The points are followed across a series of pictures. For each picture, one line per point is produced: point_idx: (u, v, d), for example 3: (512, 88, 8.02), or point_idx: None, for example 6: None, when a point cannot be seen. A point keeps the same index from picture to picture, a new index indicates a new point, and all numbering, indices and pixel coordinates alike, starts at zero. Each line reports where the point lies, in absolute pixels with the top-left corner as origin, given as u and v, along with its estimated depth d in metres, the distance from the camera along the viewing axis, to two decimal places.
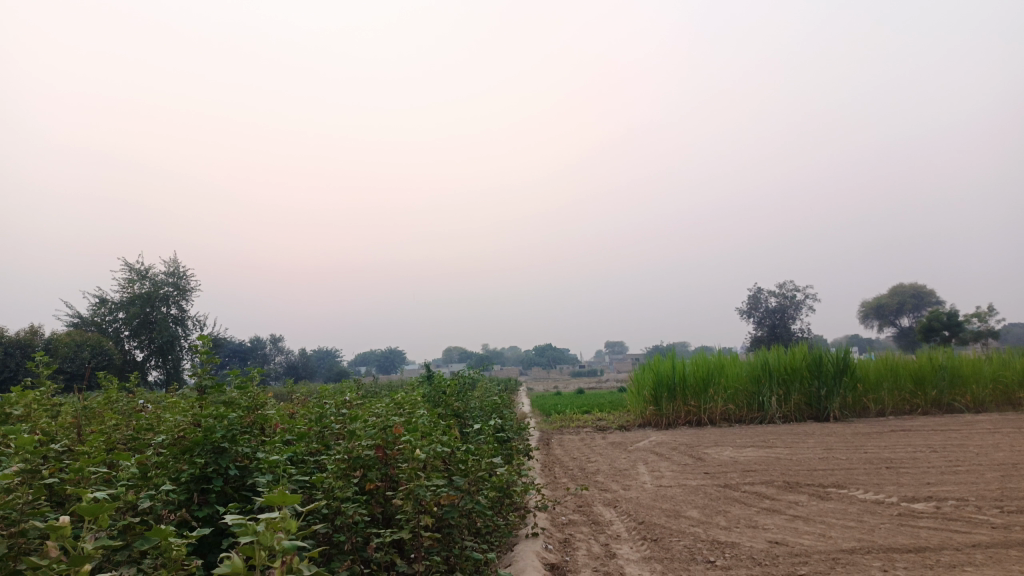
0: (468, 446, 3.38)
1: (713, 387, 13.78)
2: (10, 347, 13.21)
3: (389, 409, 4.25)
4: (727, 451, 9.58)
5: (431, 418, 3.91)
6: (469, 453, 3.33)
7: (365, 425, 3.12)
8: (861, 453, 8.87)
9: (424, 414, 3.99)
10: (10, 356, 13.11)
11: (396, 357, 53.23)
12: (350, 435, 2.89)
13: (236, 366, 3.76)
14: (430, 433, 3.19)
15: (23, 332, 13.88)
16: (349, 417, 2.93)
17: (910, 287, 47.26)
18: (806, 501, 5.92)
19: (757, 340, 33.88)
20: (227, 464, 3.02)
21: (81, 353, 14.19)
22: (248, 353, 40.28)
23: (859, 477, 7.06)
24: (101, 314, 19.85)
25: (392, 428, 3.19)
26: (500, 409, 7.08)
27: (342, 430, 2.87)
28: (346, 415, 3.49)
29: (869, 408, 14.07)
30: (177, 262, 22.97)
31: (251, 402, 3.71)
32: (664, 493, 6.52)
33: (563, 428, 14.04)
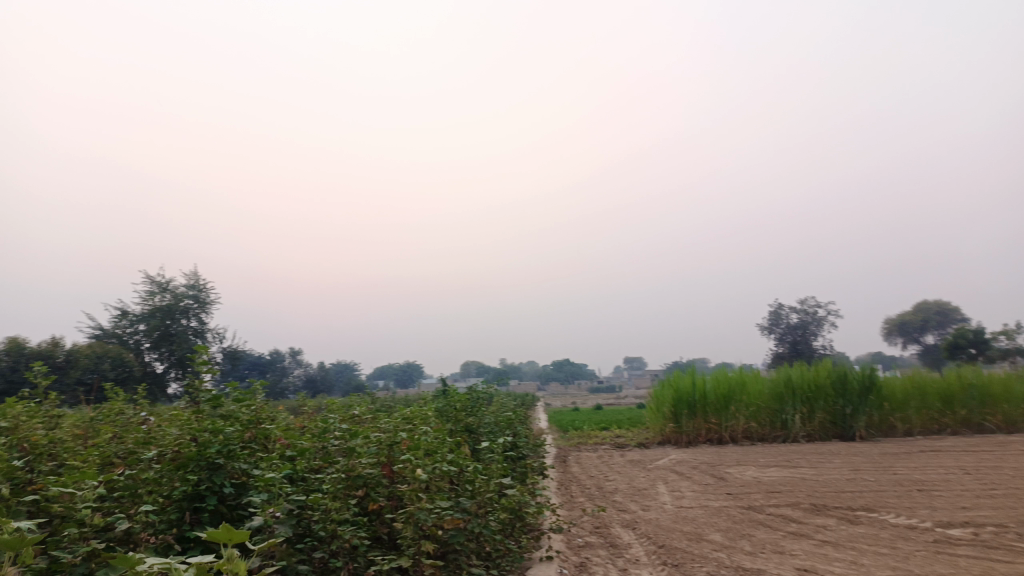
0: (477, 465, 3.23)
1: (735, 404, 13.45)
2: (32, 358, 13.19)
3: (397, 425, 4.09)
4: (750, 470, 9.29)
5: (440, 435, 3.74)
6: (478, 472, 3.16)
7: (367, 442, 2.96)
8: (890, 475, 8.54)
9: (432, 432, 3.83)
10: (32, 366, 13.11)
11: (413, 371, 53.14)
12: (350, 453, 2.75)
13: (235, 377, 3.59)
14: (436, 451, 3.04)
15: (45, 343, 13.86)
16: (350, 433, 2.80)
17: (934, 303, 46.44)
18: (835, 525, 5.65)
19: (778, 357, 33.37)
20: (221, 482, 2.85)
21: (100, 365, 14.18)
22: (267, 366, 40.37)
23: (890, 500, 6.76)
24: (122, 326, 19.92)
25: (396, 446, 3.02)
26: (515, 425, 6.87)
27: (342, 447, 2.73)
28: (349, 430, 3.33)
29: (896, 428, 13.67)
30: (198, 275, 23.07)
31: (251, 415, 3.54)
32: (685, 514, 6.26)
33: (581, 445, 13.77)
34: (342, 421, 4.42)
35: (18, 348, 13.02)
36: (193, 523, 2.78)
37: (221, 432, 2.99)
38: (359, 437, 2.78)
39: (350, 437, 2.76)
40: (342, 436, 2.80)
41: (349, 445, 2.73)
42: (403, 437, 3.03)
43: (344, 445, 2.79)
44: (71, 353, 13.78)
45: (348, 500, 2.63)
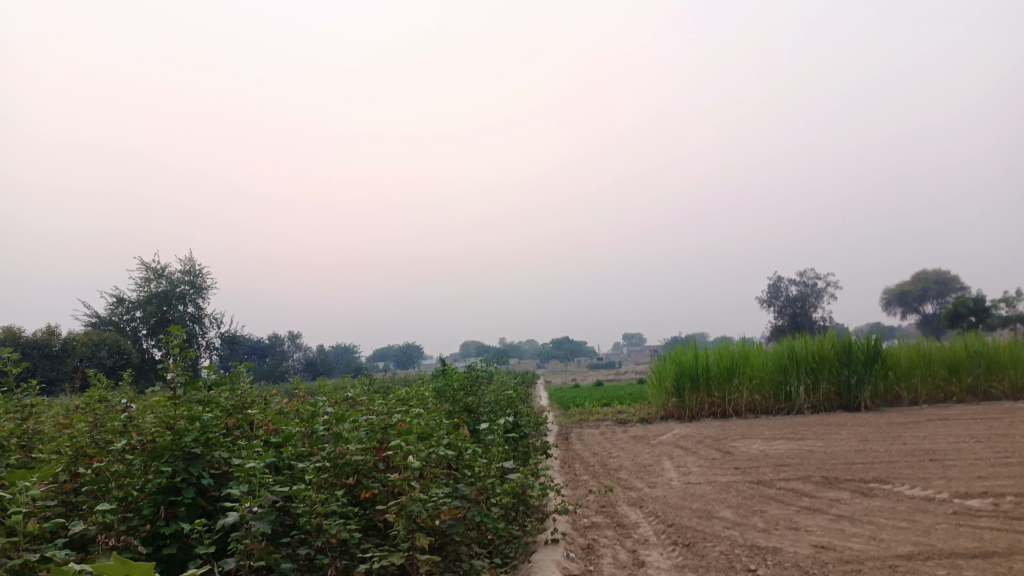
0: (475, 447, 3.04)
1: (738, 377, 13.26)
2: (29, 348, 12.97)
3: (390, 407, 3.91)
4: (756, 443, 9.13)
5: (436, 416, 3.52)
6: (477, 456, 2.94)
7: (355, 427, 2.74)
8: (900, 445, 8.36)
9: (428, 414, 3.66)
10: (28, 356, 12.85)
11: (413, 352, 52.96)
12: (337, 439, 2.54)
13: (213, 360, 3.36)
14: (431, 434, 2.84)
15: (41, 332, 13.60)
16: (337, 416, 2.59)
17: (933, 272, 46.25)
18: (849, 499, 5.46)
19: (778, 330, 33.24)
20: (199, 473, 2.64)
21: (97, 353, 13.96)
22: (266, 350, 40.22)
23: (903, 471, 6.57)
24: (119, 313, 19.68)
25: (387, 431, 2.80)
26: (517, 403, 6.66)
27: (330, 434, 2.52)
28: (338, 413, 3.11)
29: (901, 397, 13.51)
30: (193, 261, 22.83)
31: (234, 400, 3.34)
32: (693, 490, 6.07)
33: (582, 422, 13.61)
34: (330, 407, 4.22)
35: (13, 337, 12.79)
36: (168, 518, 2.58)
37: (200, 419, 2.78)
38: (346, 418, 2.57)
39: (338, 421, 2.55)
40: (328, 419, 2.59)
41: (337, 431, 2.52)
42: (396, 420, 2.83)
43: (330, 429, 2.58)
44: (67, 341, 13.55)
45: (334, 491, 2.42)
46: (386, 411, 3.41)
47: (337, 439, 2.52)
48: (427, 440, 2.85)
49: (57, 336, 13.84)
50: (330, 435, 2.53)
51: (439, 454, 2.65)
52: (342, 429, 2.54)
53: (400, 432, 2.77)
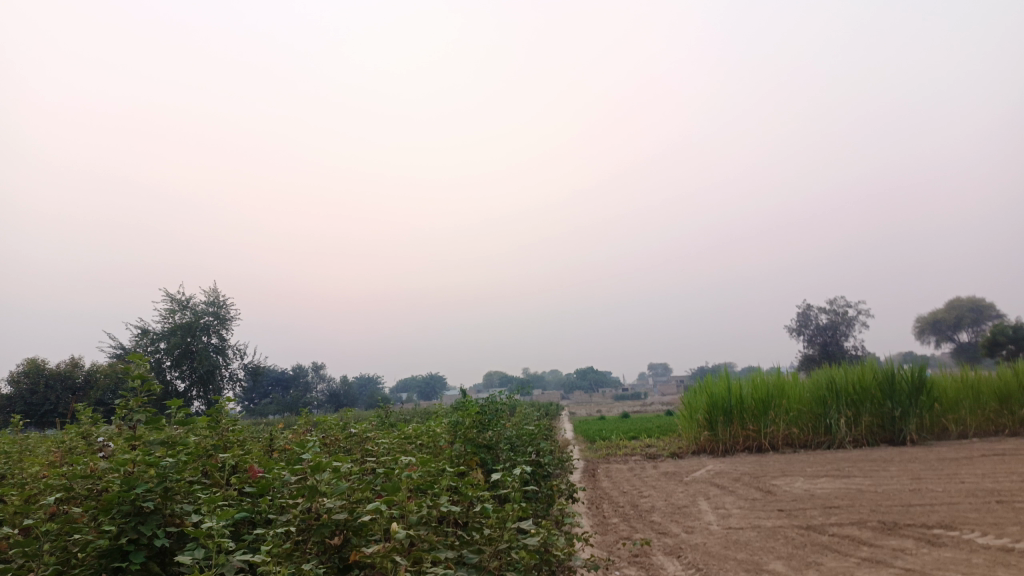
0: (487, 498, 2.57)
1: (774, 410, 12.58)
2: (50, 380, 12.71)
3: (389, 451, 3.45)
4: (799, 481, 8.49)
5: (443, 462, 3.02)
6: (491, 514, 2.42)
7: (338, 477, 2.23)
8: (959, 483, 7.66)
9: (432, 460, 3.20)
10: (51, 388, 12.64)
11: (437, 383, 52.50)
12: (314, 492, 2.05)
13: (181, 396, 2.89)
14: (434, 487, 2.33)
15: (64, 364, 13.34)
16: (316, 461, 2.13)
17: (968, 299, 44.89)
18: (915, 549, 4.84)
19: (808, 360, 32.29)
20: (152, 531, 2.16)
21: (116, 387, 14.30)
22: (290, 381, 40.12)
23: (969, 515, 5.91)
24: (143, 344, 19.52)
25: (380, 484, 2.30)
26: (540, 439, 6.17)
27: (304, 486, 2.05)
28: (325, 456, 2.61)
29: (949, 431, 12.73)
30: (217, 292, 22.71)
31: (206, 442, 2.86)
32: (735, 537, 5.48)
33: (609, 457, 13.02)
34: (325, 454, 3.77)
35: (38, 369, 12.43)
36: None
37: (158, 464, 2.34)
38: (327, 461, 2.11)
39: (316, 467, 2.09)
40: (304, 466, 2.13)
41: (314, 483, 2.05)
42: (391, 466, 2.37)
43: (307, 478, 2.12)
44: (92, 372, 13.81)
45: (305, 560, 1.92)
46: (383, 457, 2.92)
47: (314, 493, 2.05)
48: (429, 492, 2.37)
49: (81, 368, 13.51)
50: (305, 487, 2.06)
51: (439, 511, 2.17)
52: (321, 480, 2.07)
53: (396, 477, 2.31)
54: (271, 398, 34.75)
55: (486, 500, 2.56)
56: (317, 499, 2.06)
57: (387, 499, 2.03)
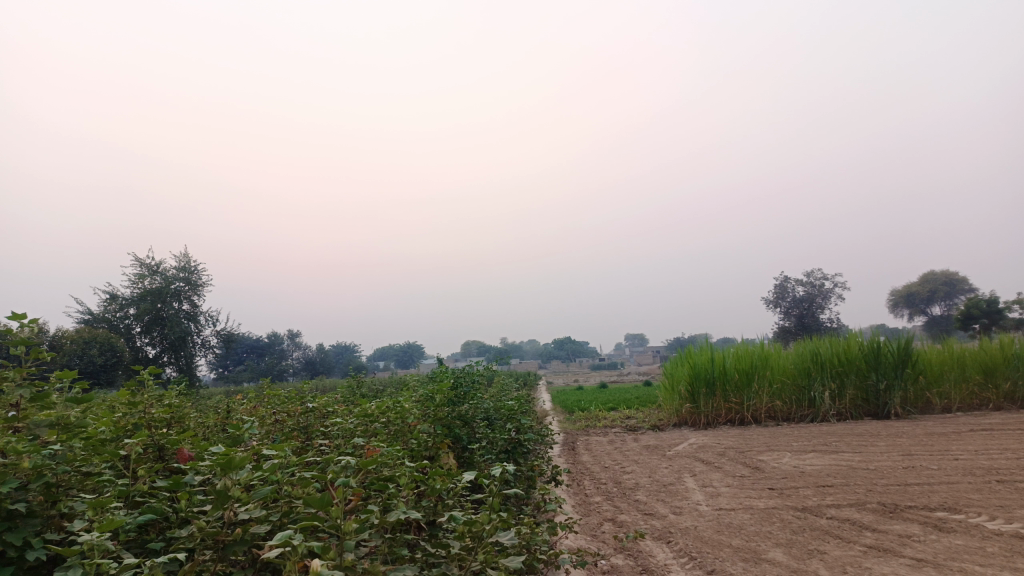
0: (451, 507, 2.17)
1: (757, 381, 12.30)
2: None
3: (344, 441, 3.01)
4: (786, 457, 8.18)
5: (402, 452, 2.57)
6: (457, 523, 2.00)
7: (262, 474, 1.76)
8: (953, 460, 7.38)
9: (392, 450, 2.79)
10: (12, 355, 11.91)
11: (414, 352, 52.08)
12: (225, 498, 1.58)
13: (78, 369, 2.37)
14: (384, 493, 1.90)
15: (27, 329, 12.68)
16: (231, 457, 1.66)
17: (942, 273, 45.04)
18: (923, 535, 4.48)
19: (784, 332, 32.24)
20: (24, 540, 1.68)
21: (87, 350, 14.82)
22: (265, 348, 39.48)
23: (972, 496, 5.59)
24: (112, 310, 18.77)
25: (315, 484, 1.84)
26: (520, 414, 5.72)
27: (213, 492, 1.58)
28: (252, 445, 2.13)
29: (933, 404, 12.56)
30: (188, 257, 21.92)
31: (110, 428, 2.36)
32: (727, 520, 5.12)
33: (589, 428, 12.70)
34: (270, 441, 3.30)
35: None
36: None
37: (40, 454, 1.86)
38: (246, 457, 1.65)
39: (228, 468, 1.62)
40: (215, 462, 1.66)
41: (225, 488, 1.58)
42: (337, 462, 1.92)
43: (218, 478, 1.65)
44: (58, 337, 13.99)
45: None
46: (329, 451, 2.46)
47: (224, 502, 1.58)
48: (382, 495, 1.95)
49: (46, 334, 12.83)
50: (214, 492, 1.60)
51: (388, 522, 1.72)
52: (236, 484, 1.61)
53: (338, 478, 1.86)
54: (245, 365, 34.09)
55: (452, 503, 2.16)
56: (230, 508, 1.60)
57: (318, 510, 1.58)
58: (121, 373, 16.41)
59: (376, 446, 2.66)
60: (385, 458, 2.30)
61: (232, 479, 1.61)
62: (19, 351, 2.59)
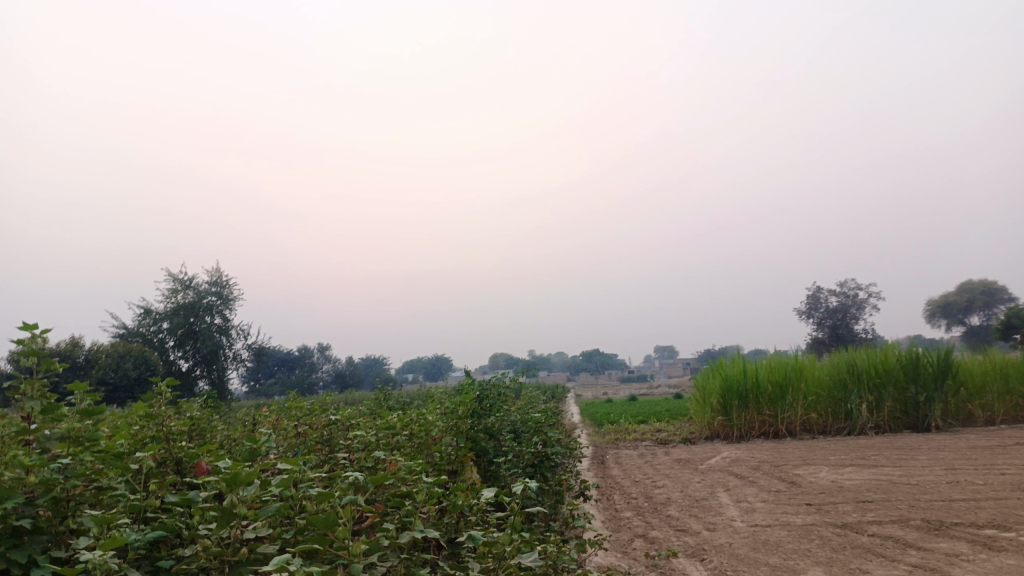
0: (469, 526, 2.08)
1: (791, 393, 12.02)
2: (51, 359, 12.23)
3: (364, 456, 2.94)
4: (823, 471, 7.94)
5: (424, 467, 2.48)
6: (478, 543, 1.91)
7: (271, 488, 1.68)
8: (1000, 474, 7.10)
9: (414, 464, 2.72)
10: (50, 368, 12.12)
11: (442, 365, 52.07)
12: (229, 516, 1.50)
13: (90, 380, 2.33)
14: (403, 513, 1.81)
15: (64, 344, 12.86)
16: (236, 472, 1.58)
17: (981, 282, 43.95)
18: (971, 554, 4.27)
19: (818, 343, 31.65)
20: (30, 557, 1.61)
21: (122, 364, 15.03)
22: (295, 362, 39.78)
23: (1023, 512, 5.34)
24: (146, 325, 19.03)
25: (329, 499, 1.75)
26: (547, 425, 5.60)
27: (218, 509, 1.50)
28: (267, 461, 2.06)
29: (975, 416, 12.16)
30: (220, 271, 22.17)
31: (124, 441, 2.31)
32: (763, 537, 4.94)
33: (619, 442, 12.50)
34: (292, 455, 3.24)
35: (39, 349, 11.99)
36: None
37: (47, 468, 1.80)
38: (251, 472, 1.57)
39: (232, 483, 1.54)
40: (220, 477, 1.58)
41: (231, 506, 1.51)
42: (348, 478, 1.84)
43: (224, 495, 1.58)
44: (94, 351, 14.19)
45: None
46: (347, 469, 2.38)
47: (230, 519, 1.50)
48: (399, 512, 1.87)
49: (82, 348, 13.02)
50: (219, 509, 1.52)
51: (404, 543, 1.64)
52: (242, 500, 1.53)
53: (348, 495, 1.78)
54: (276, 378, 34.34)
55: (473, 520, 2.08)
56: (236, 527, 1.52)
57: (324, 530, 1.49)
58: (154, 386, 16.60)
59: (394, 460, 2.58)
60: (404, 474, 2.22)
61: (236, 496, 1.53)
62: (32, 364, 2.55)
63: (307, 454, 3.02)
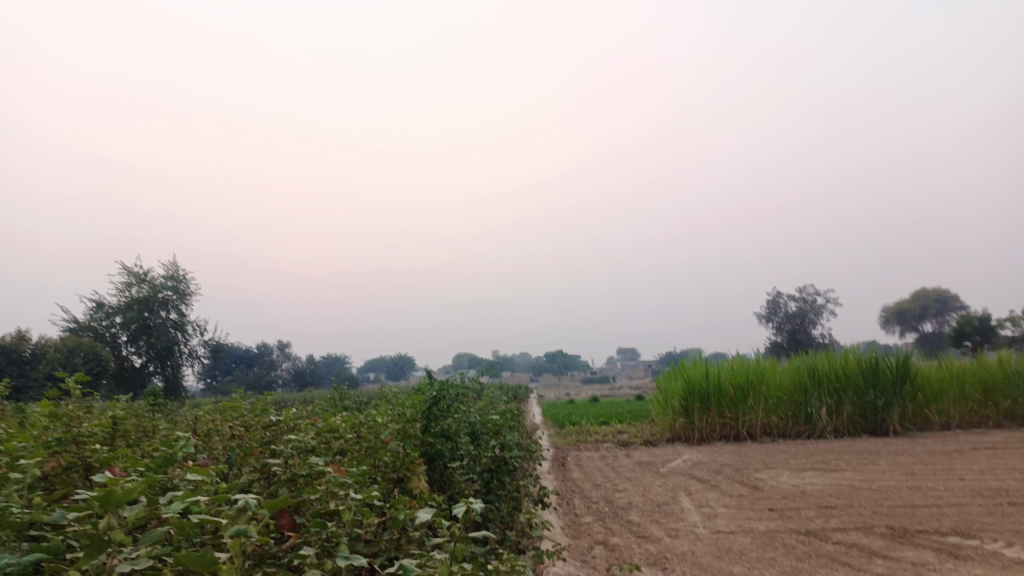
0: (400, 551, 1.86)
1: (752, 396, 12.00)
2: None
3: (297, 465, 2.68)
4: (785, 475, 7.86)
5: (362, 482, 2.27)
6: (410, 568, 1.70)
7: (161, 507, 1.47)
8: (959, 480, 7.08)
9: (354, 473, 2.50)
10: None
11: (404, 365, 51.54)
12: (102, 543, 1.28)
13: None
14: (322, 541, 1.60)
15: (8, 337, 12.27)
16: (115, 490, 1.37)
17: (934, 290, 44.94)
18: (938, 564, 4.15)
19: (776, 347, 31.99)
20: None
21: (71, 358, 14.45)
22: (254, 359, 38.92)
23: (985, 520, 5.28)
24: (98, 319, 18.35)
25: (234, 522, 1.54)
26: (506, 427, 5.37)
27: (88, 536, 1.29)
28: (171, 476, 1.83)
29: (931, 422, 12.28)
30: (176, 266, 21.48)
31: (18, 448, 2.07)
32: (725, 545, 4.79)
33: (580, 443, 12.34)
34: (222, 459, 2.97)
35: None
36: None
37: None
38: (131, 490, 1.35)
39: (107, 505, 1.32)
40: (94, 497, 1.36)
41: (104, 532, 1.29)
42: (251, 501, 1.61)
43: (100, 516, 1.36)
44: (42, 344, 13.60)
45: None
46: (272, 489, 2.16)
47: (103, 548, 1.28)
48: (318, 534, 1.65)
49: (26, 342, 12.44)
50: (90, 536, 1.30)
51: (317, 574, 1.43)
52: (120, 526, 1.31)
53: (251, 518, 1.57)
54: (232, 375, 33.52)
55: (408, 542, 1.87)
56: (111, 556, 1.30)
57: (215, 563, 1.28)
58: (104, 382, 15.96)
59: (328, 470, 2.34)
60: (336, 492, 2.01)
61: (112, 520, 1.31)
62: None
63: (236, 467, 2.78)
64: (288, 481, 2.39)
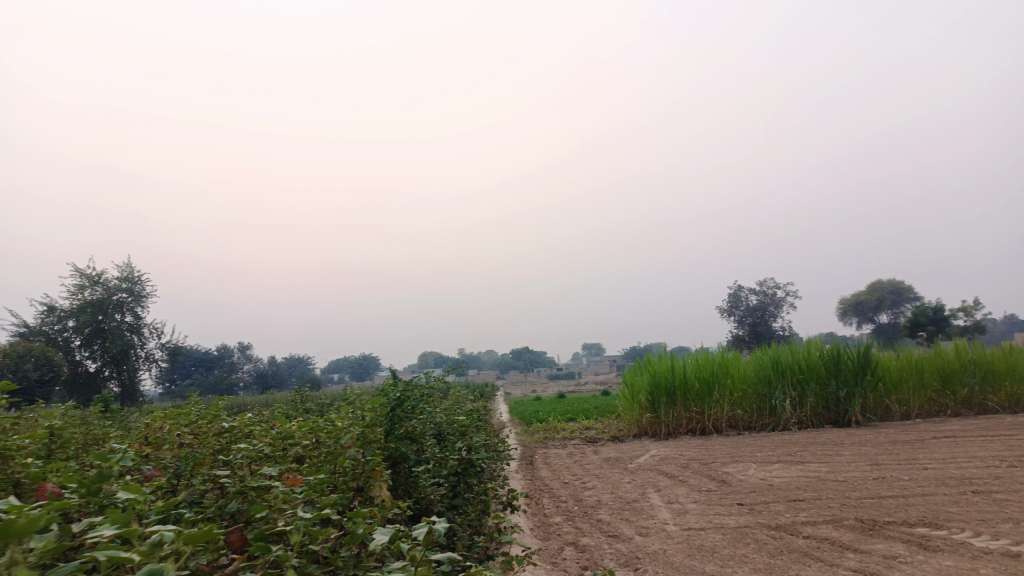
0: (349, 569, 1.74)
1: (718, 390, 12.04)
2: None
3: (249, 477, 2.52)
4: (752, 469, 7.86)
5: (314, 499, 2.14)
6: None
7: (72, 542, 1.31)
8: (922, 469, 7.15)
9: (307, 485, 2.36)
10: None
11: (369, 364, 51.01)
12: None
13: None
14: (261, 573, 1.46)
15: None
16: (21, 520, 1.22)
17: (890, 282, 45.92)
18: (909, 556, 4.13)
19: (738, 341, 32.36)
20: None
21: (20, 364, 13.90)
22: (214, 362, 38.05)
23: (951, 509, 5.30)
24: (49, 323, 17.72)
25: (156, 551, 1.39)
26: (474, 426, 5.24)
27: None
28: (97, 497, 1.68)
29: (892, 411, 12.47)
30: (130, 267, 20.86)
31: None
32: (697, 542, 4.71)
33: (547, 441, 12.26)
34: (170, 471, 2.79)
35: None
36: None
37: None
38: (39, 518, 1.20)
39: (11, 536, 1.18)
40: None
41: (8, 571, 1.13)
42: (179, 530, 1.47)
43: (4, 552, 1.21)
44: None
45: None
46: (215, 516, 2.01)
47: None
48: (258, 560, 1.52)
49: None
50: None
51: None
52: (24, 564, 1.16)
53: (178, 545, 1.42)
54: (191, 379, 32.74)
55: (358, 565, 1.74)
56: None
57: None
58: (55, 388, 15.38)
59: (279, 483, 2.21)
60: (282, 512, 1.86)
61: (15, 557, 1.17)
62: None
63: (184, 484, 2.60)
64: (238, 493, 2.25)
